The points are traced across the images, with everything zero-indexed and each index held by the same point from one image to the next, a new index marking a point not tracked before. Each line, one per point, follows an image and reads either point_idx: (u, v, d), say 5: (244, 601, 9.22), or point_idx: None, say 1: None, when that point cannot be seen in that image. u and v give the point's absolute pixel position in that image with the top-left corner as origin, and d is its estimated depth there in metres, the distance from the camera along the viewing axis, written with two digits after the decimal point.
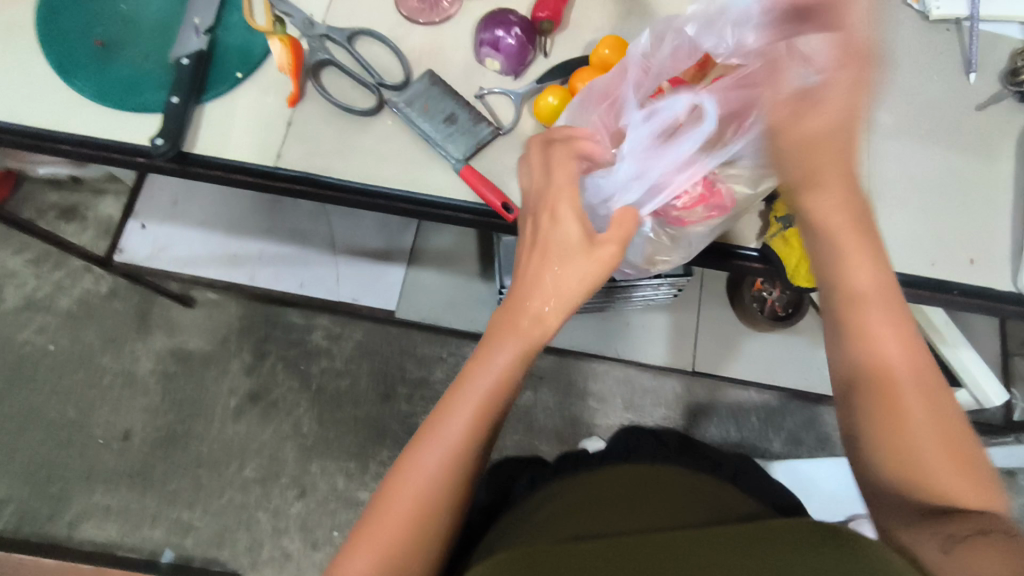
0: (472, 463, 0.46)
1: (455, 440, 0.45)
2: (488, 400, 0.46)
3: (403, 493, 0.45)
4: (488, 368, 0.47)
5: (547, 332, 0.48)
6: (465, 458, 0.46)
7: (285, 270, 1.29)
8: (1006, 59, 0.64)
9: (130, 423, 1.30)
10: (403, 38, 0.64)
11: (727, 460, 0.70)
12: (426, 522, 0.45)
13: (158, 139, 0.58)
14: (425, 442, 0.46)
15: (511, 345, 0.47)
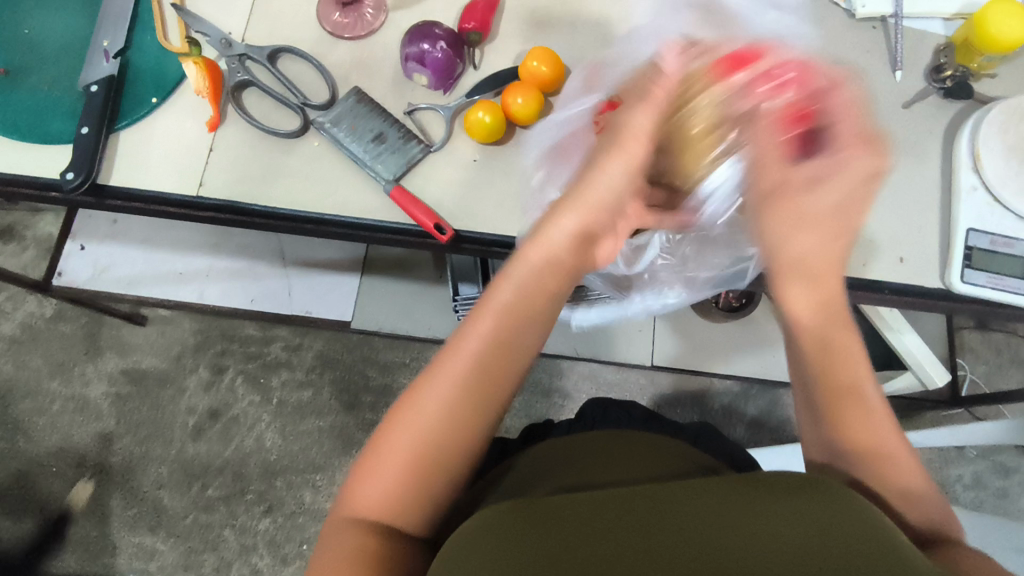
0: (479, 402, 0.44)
1: (462, 374, 0.44)
2: (489, 346, 0.44)
3: (405, 427, 0.43)
4: (474, 336, 0.45)
5: (554, 279, 0.47)
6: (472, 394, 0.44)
7: (234, 285, 1.25)
8: (930, 57, 0.65)
9: (85, 449, 1.26)
10: (327, 54, 0.62)
11: (689, 425, 0.70)
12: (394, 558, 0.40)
13: (68, 172, 0.56)
14: (429, 378, 0.44)
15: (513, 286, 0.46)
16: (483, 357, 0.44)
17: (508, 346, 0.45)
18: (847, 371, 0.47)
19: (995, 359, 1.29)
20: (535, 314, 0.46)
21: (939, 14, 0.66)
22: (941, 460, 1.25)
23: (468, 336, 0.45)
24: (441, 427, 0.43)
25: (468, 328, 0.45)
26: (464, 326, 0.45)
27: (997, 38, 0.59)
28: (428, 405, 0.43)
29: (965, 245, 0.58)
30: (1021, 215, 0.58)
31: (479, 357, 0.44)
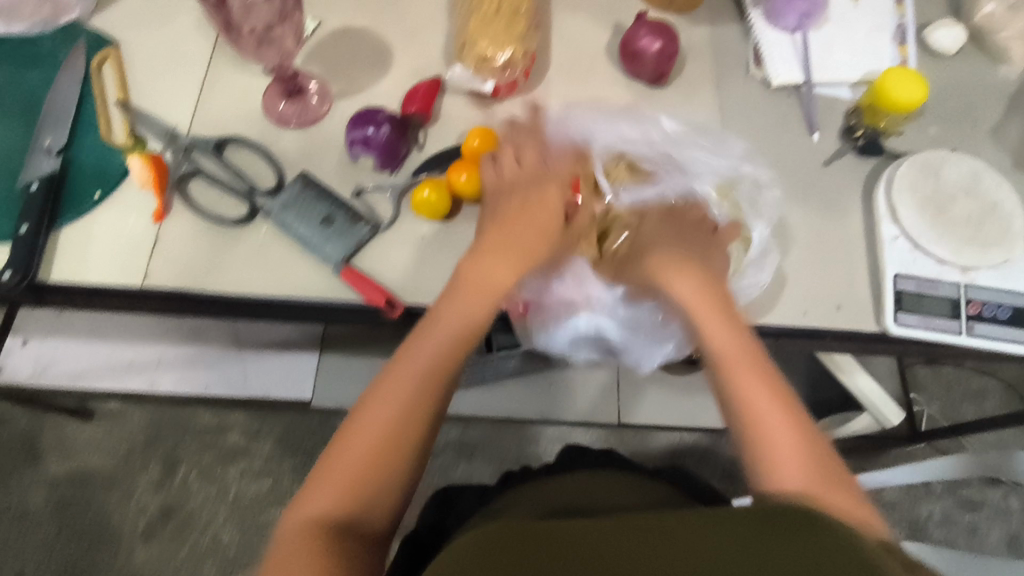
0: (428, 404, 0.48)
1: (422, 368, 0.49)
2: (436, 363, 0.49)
3: (399, 374, 0.49)
4: (431, 347, 0.50)
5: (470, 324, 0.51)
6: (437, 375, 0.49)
7: (187, 372, 1.20)
8: (842, 118, 0.71)
9: (23, 563, 1.21)
10: (275, 142, 0.64)
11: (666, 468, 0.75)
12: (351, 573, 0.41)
13: (5, 271, 0.54)
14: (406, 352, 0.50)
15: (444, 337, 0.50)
16: (439, 351, 0.49)
17: (447, 347, 0.50)
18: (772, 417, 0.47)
19: (946, 395, 1.33)
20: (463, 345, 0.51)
21: (845, 80, 0.72)
22: (909, 499, 1.26)
23: (422, 337, 0.50)
24: (383, 453, 0.46)
25: (427, 334, 0.50)
26: (424, 326, 0.51)
27: (899, 101, 0.64)
28: (391, 391, 0.48)
29: (895, 289, 0.61)
30: (941, 259, 0.62)
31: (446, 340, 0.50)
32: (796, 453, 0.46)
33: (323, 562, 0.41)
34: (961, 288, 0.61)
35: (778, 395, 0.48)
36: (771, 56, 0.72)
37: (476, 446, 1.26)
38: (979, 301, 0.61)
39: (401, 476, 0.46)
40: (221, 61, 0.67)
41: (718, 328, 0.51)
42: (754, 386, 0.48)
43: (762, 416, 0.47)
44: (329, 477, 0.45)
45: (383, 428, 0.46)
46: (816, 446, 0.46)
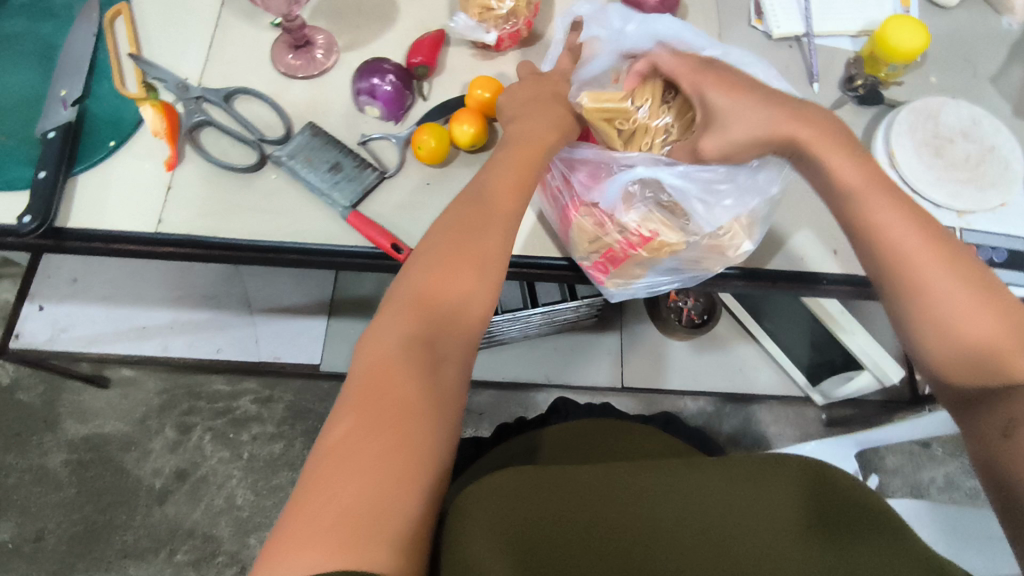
0: (466, 304, 0.50)
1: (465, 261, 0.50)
2: (472, 257, 0.51)
3: (442, 268, 0.50)
4: (473, 242, 0.51)
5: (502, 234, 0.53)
6: (476, 276, 0.50)
7: (197, 337, 1.22)
8: (843, 69, 0.71)
9: (43, 522, 1.25)
10: (282, 93, 0.65)
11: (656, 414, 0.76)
12: (428, 404, 0.43)
13: (25, 216, 0.56)
14: (454, 247, 0.51)
15: (487, 238, 0.52)
16: (482, 250, 0.51)
17: (493, 213, 0.52)
18: (944, 287, 0.45)
19: None
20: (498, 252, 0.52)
21: (847, 32, 0.72)
22: (911, 464, 1.26)
23: (466, 206, 0.53)
24: (439, 310, 0.48)
25: (471, 207, 0.53)
26: (466, 200, 0.53)
27: (897, 49, 0.65)
28: (439, 283, 0.49)
29: None
30: (938, 203, 0.62)
31: (488, 241, 0.51)
32: (937, 317, 0.45)
33: (379, 422, 0.41)
34: (958, 231, 0.62)
35: (974, 294, 0.45)
36: (773, 9, 0.72)
37: (483, 411, 1.27)
38: (974, 245, 0.62)
39: (463, 327, 0.49)
40: (229, 15, 0.68)
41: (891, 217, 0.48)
42: (925, 260, 0.46)
43: (928, 287, 0.46)
44: (401, 325, 0.47)
45: (441, 282, 0.49)
46: (1009, 322, 0.44)
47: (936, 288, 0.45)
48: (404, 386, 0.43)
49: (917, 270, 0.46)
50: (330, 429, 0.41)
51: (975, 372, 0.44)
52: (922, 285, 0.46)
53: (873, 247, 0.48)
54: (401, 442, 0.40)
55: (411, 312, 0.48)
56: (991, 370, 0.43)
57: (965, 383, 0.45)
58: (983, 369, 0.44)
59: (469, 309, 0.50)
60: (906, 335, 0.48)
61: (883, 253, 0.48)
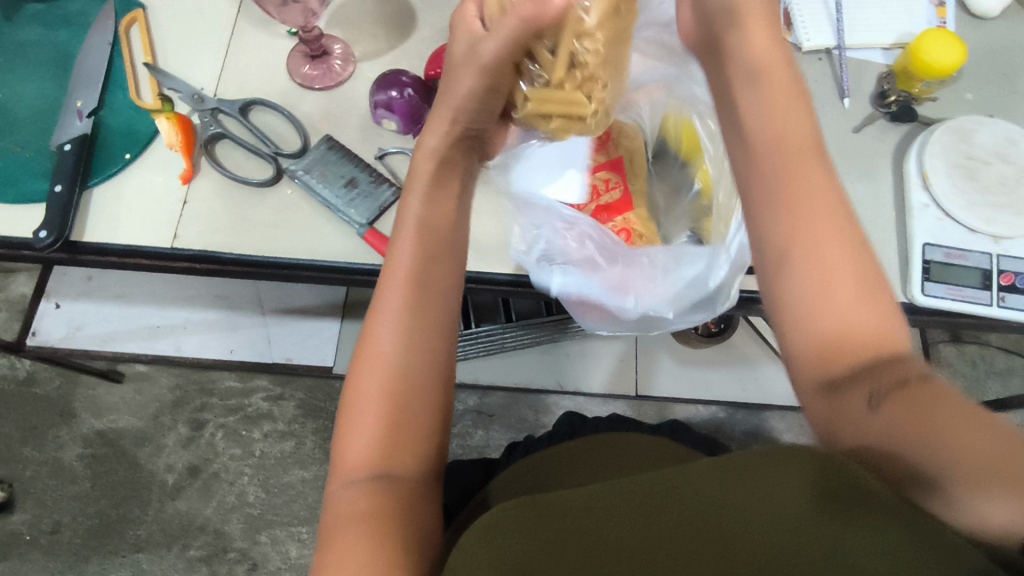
0: (418, 346, 0.44)
1: (399, 301, 0.44)
2: (411, 294, 0.45)
3: (382, 319, 0.44)
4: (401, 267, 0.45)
5: (437, 241, 0.47)
6: (419, 308, 0.45)
7: (211, 336, 1.22)
8: (874, 84, 0.69)
9: (59, 515, 1.26)
10: (298, 105, 0.64)
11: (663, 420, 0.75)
12: (403, 502, 0.40)
13: (40, 230, 0.56)
14: (384, 289, 0.45)
15: (410, 248, 0.46)
16: (417, 270, 0.45)
17: (425, 237, 0.46)
18: (819, 236, 0.40)
19: (970, 372, 1.31)
20: (436, 264, 0.46)
21: (879, 44, 0.70)
22: None
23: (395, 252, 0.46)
24: (400, 387, 0.42)
25: (397, 243, 0.47)
26: (393, 238, 0.47)
27: (933, 65, 0.62)
28: (381, 342, 0.43)
29: (923, 258, 0.60)
30: (971, 227, 0.60)
31: (419, 250, 0.46)
32: (807, 283, 0.39)
33: (358, 542, 0.37)
34: (994, 258, 0.60)
35: (841, 246, 0.40)
36: (803, 19, 0.70)
37: (494, 412, 1.27)
38: (1010, 272, 0.60)
39: (432, 392, 0.43)
40: (244, 23, 0.67)
41: (817, 174, 0.41)
42: (809, 185, 0.41)
43: (788, 234, 0.41)
44: (351, 425, 0.42)
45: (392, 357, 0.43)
46: (874, 299, 0.39)
47: (805, 213, 0.40)
48: (373, 497, 0.40)
49: (801, 184, 0.41)
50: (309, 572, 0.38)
51: (829, 351, 0.38)
52: (800, 207, 0.41)
53: (774, 195, 0.41)
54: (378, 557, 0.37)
55: (358, 390, 0.43)
56: (856, 353, 0.37)
57: (830, 369, 0.37)
58: (842, 356, 0.37)
59: (424, 348, 0.44)
60: (773, 295, 0.41)
61: (770, 177, 0.42)
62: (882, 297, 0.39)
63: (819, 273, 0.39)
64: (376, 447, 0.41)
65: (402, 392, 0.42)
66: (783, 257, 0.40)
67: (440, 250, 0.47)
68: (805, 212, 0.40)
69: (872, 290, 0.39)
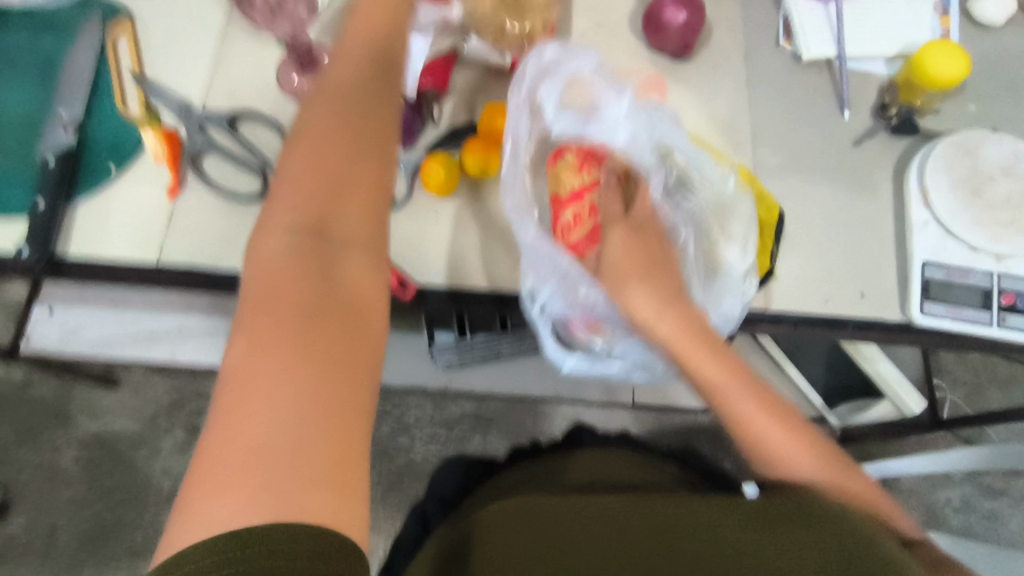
0: (346, 162, 0.40)
1: (318, 122, 0.40)
2: (333, 117, 0.41)
3: (300, 141, 0.40)
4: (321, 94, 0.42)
5: (363, 74, 0.44)
6: (344, 128, 0.41)
7: (207, 341, 1.22)
8: (876, 95, 0.67)
9: (55, 518, 1.26)
10: (288, 116, 0.63)
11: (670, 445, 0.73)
12: (332, 315, 0.35)
13: (23, 246, 0.55)
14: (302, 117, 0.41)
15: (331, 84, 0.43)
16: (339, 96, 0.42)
17: (350, 75, 0.43)
18: (758, 419, 0.47)
19: (972, 381, 1.30)
20: (365, 92, 0.43)
21: (882, 54, 0.68)
22: (928, 484, 1.24)
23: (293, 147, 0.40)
24: (315, 283, 0.36)
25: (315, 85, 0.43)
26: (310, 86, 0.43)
27: (936, 78, 0.61)
28: (302, 160, 0.39)
29: (922, 277, 0.58)
30: (973, 246, 0.59)
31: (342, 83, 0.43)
32: (789, 449, 0.47)
33: (281, 359, 0.33)
34: (995, 277, 0.59)
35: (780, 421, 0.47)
36: (803, 28, 0.69)
37: (492, 418, 1.27)
38: (1011, 292, 0.58)
39: (356, 282, 0.37)
40: (234, 32, 0.65)
41: (706, 365, 0.48)
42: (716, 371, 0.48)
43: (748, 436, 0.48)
44: (269, 247, 0.37)
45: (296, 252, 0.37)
46: (832, 456, 0.47)
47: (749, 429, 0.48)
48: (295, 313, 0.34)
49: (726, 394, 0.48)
50: (203, 512, 0.29)
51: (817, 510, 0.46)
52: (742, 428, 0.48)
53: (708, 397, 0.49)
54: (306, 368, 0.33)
55: (277, 213, 0.38)
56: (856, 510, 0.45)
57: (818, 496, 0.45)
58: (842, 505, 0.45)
59: (352, 160, 0.40)
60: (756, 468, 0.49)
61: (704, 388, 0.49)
62: (824, 447, 0.47)
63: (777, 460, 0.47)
64: (299, 263, 0.36)
65: (317, 282, 0.36)
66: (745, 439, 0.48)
67: (366, 81, 0.44)
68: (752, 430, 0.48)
69: (825, 449, 0.47)
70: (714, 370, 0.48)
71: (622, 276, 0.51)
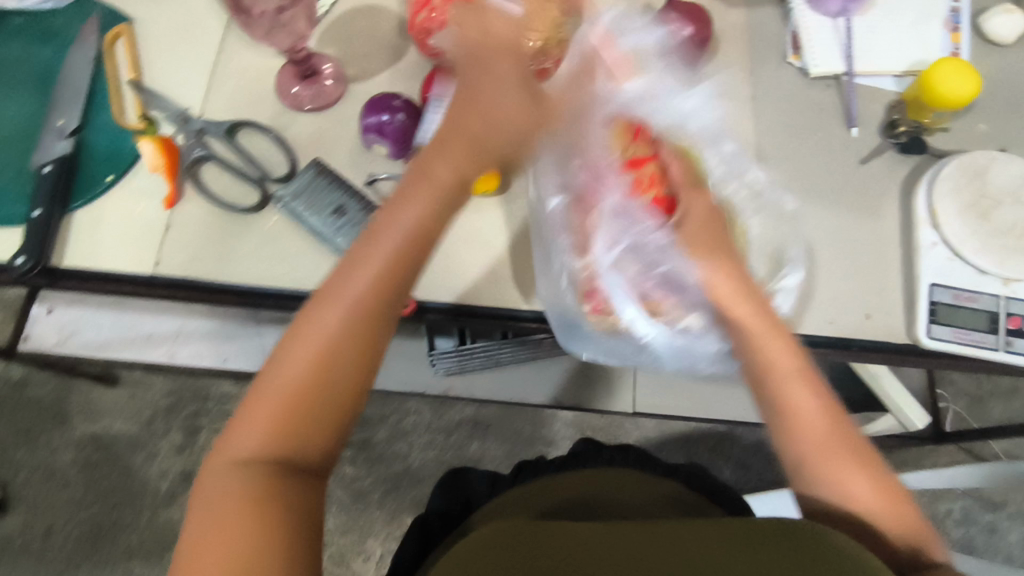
0: (370, 323, 0.46)
1: (375, 266, 0.46)
2: (386, 263, 0.46)
3: (354, 270, 0.46)
4: (402, 217, 0.46)
5: (452, 187, 0.48)
6: (388, 284, 0.46)
7: (205, 344, 1.21)
8: (884, 112, 0.66)
9: (51, 520, 1.26)
10: (288, 127, 0.62)
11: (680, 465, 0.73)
12: (294, 477, 0.43)
13: (18, 256, 0.54)
14: (373, 238, 0.46)
15: (420, 202, 0.47)
16: (414, 227, 0.47)
17: (436, 186, 0.47)
18: (823, 425, 0.49)
19: (975, 393, 1.29)
20: (424, 234, 0.47)
21: (890, 70, 0.67)
22: (929, 497, 1.22)
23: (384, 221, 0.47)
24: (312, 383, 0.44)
25: (408, 196, 0.47)
26: (405, 184, 0.48)
27: (947, 96, 0.60)
28: (340, 300, 0.45)
29: (929, 299, 0.58)
30: (981, 269, 0.58)
31: (424, 209, 0.47)
32: (850, 460, 0.48)
33: (245, 498, 0.41)
34: (1002, 300, 0.58)
35: (844, 438, 0.49)
36: (811, 43, 0.68)
37: (490, 423, 1.27)
38: (1018, 316, 0.58)
39: (325, 411, 0.44)
40: (234, 41, 0.65)
41: (783, 360, 0.51)
42: (790, 368, 0.51)
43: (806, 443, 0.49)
44: (282, 356, 0.44)
45: (325, 342, 0.44)
46: (893, 486, 0.48)
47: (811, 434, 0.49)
48: (272, 454, 0.43)
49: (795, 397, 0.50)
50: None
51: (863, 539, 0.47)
52: (805, 432, 0.49)
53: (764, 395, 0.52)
54: (254, 513, 0.40)
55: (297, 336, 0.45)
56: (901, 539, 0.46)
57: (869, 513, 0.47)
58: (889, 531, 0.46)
59: (376, 322, 0.46)
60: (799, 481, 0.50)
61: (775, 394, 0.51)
62: (886, 478, 0.48)
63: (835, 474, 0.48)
64: (289, 409, 0.43)
65: (298, 436, 0.44)
66: (800, 440, 0.50)
67: (449, 196, 0.48)
68: (814, 436, 0.49)
69: (884, 480, 0.48)
70: (788, 369, 0.51)
71: (700, 244, 0.53)
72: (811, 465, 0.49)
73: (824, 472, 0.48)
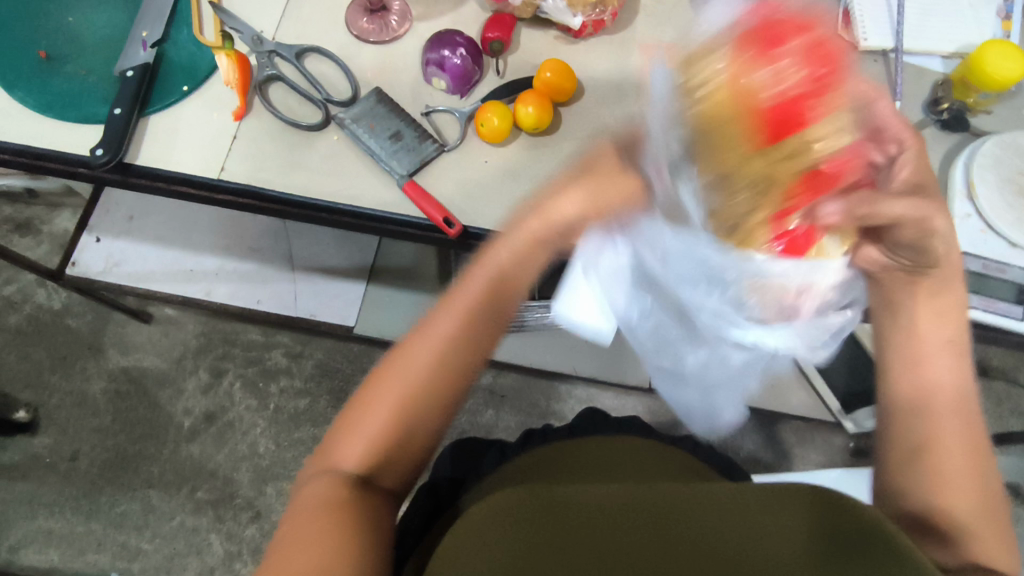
0: (460, 364, 0.48)
1: (467, 312, 0.47)
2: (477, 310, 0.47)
3: (449, 313, 0.47)
4: (494, 267, 0.48)
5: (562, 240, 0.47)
6: (479, 331, 0.48)
7: (242, 286, 1.25)
8: (928, 90, 0.68)
9: (79, 444, 1.30)
10: (353, 56, 0.65)
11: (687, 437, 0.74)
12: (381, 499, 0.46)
13: (98, 148, 0.58)
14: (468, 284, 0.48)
15: (518, 248, 0.47)
16: (509, 272, 0.48)
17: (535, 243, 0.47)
18: (948, 419, 0.46)
19: (993, 407, 1.28)
20: (517, 288, 0.48)
21: (937, 52, 0.69)
22: None
23: (484, 267, 0.48)
24: (409, 421, 0.47)
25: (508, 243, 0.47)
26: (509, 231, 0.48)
27: (993, 76, 0.61)
28: (434, 341, 0.47)
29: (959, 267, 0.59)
30: (1014, 241, 0.60)
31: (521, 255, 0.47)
32: (961, 462, 0.45)
33: (339, 517, 0.43)
34: None
35: (962, 438, 0.46)
36: (862, 19, 0.69)
37: (506, 394, 1.26)
38: None
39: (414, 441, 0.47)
40: None
41: (946, 358, 0.47)
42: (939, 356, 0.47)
43: (919, 431, 0.47)
44: (380, 388, 0.47)
45: (419, 379, 0.47)
46: (988, 498, 0.45)
47: (934, 420, 0.46)
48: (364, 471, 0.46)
49: (930, 383, 0.47)
50: None
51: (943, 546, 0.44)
52: (929, 414, 0.47)
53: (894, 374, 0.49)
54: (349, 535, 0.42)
55: (391, 371, 0.47)
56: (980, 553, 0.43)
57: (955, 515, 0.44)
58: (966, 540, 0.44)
59: (465, 362, 0.48)
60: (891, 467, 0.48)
61: (907, 375, 0.48)
62: (990, 490, 0.46)
63: (935, 463, 0.46)
64: (386, 437, 0.46)
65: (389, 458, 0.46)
66: (911, 417, 0.47)
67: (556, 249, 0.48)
68: (936, 422, 0.46)
69: (987, 496, 0.45)
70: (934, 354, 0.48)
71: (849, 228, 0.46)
72: (920, 452, 0.46)
73: (929, 459, 0.46)
